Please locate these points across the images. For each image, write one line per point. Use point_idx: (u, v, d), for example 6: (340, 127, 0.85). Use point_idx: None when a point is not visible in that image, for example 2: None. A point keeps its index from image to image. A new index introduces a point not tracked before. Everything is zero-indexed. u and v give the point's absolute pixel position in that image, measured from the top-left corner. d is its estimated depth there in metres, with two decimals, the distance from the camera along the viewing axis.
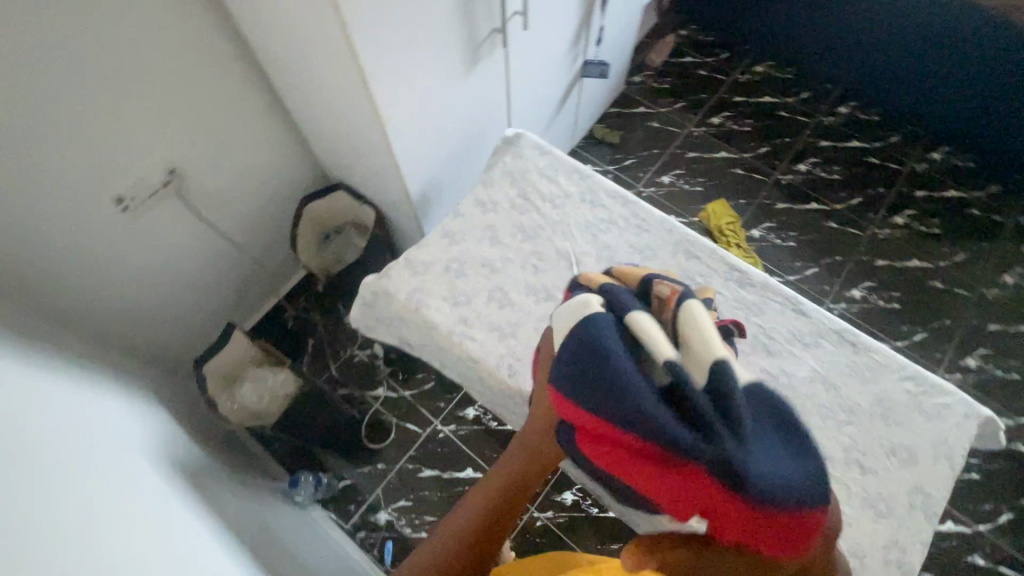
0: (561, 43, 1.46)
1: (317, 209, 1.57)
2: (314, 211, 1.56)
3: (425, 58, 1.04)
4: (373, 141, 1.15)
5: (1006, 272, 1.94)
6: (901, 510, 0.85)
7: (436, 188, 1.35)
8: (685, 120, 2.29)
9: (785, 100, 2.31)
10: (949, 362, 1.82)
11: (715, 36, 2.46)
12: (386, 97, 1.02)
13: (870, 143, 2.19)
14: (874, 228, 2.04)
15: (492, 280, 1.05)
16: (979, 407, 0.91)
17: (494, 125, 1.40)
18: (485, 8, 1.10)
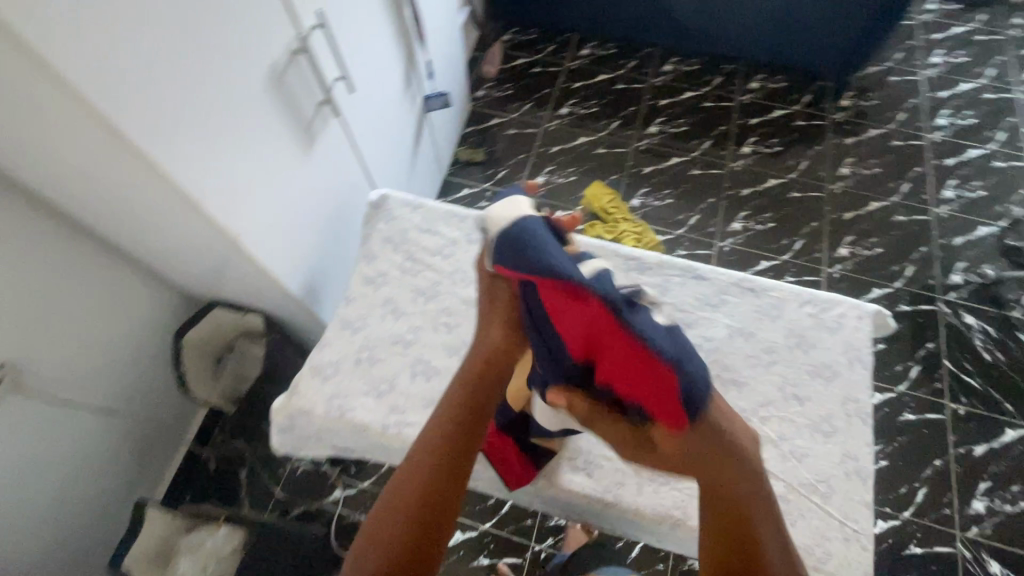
0: (394, 89, 1.43)
1: (197, 342, 1.39)
2: (195, 345, 1.39)
3: (256, 157, 0.96)
4: (232, 258, 1.05)
5: (843, 165, 2.20)
6: (843, 424, 0.92)
7: (319, 275, 1.26)
8: (538, 119, 2.36)
9: (618, 73, 2.45)
10: (829, 256, 2.02)
11: (537, 33, 2.57)
12: (230, 213, 0.93)
13: (700, 90, 2.39)
14: (730, 163, 2.23)
15: (409, 354, 1.00)
16: (868, 306, 1.02)
17: (356, 191, 1.34)
18: (302, 86, 1.05)
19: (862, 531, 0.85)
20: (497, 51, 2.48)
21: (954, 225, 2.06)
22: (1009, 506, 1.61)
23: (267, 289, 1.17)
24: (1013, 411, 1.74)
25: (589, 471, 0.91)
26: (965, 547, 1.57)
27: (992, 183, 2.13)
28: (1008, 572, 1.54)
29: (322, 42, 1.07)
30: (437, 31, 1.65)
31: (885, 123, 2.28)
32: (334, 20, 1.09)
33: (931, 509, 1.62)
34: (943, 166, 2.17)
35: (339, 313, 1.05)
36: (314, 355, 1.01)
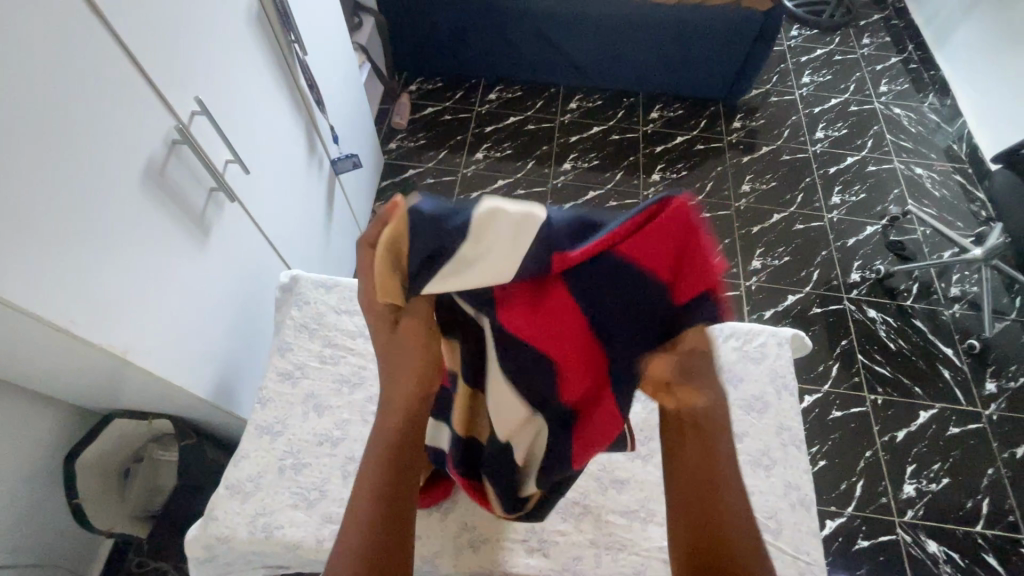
0: (296, 160, 1.37)
1: (93, 459, 1.20)
2: (91, 463, 1.19)
3: (140, 263, 0.87)
4: (119, 374, 0.92)
5: (744, 182, 2.35)
6: (778, 455, 0.95)
7: (232, 369, 1.16)
8: (454, 165, 2.36)
9: (527, 113, 2.52)
10: (744, 270, 2.14)
11: (443, 81, 2.60)
12: (109, 329, 0.82)
13: (606, 124, 2.49)
14: (643, 190, 2.32)
15: (339, 453, 0.94)
16: (784, 332, 1.07)
17: (263, 271, 1.26)
18: (187, 176, 0.96)
19: (813, 562, 0.86)
20: (405, 102, 2.48)
21: (845, 227, 2.25)
22: (935, 485, 1.74)
23: (171, 397, 1.05)
24: (924, 394, 1.89)
25: (543, 550, 0.88)
26: (905, 531, 1.67)
27: (870, 186, 2.36)
28: (945, 549, 1.64)
29: (207, 126, 0.99)
30: (338, 94, 1.62)
31: (773, 140, 2.48)
32: (219, 102, 1.03)
33: (869, 500, 1.71)
34: (827, 175, 2.38)
35: (256, 418, 0.96)
36: (232, 471, 0.92)
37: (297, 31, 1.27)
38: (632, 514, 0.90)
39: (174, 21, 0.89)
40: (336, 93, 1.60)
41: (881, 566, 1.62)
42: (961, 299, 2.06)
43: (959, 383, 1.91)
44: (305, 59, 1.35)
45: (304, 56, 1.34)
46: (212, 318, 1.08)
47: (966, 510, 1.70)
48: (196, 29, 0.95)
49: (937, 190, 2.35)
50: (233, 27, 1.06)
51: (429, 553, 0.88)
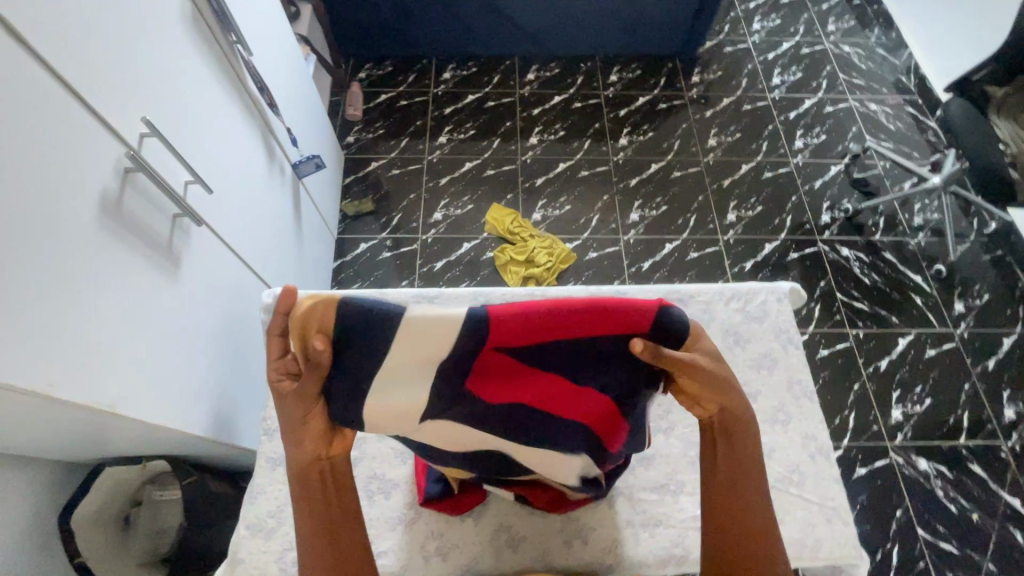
0: (257, 170, 1.29)
1: (92, 511, 1.11)
2: (90, 516, 1.11)
3: (115, 310, 0.80)
4: (107, 427, 0.86)
5: (710, 136, 2.35)
6: (792, 409, 0.98)
7: (227, 401, 1.11)
8: (418, 152, 2.28)
9: (485, 89, 2.43)
10: (721, 224, 2.15)
11: (393, 65, 2.48)
12: (93, 384, 0.75)
13: (567, 93, 2.44)
14: (613, 156, 2.29)
15: (359, 473, 0.93)
16: (782, 286, 1.08)
17: (242, 293, 1.19)
18: (147, 205, 0.89)
19: (838, 506, 0.91)
20: (357, 90, 2.35)
21: (811, 170, 2.29)
22: (919, 406, 1.83)
23: (168, 441, 0.99)
24: (901, 322, 1.97)
25: (581, 537, 0.89)
26: (897, 454, 1.76)
27: (830, 126, 2.39)
28: (934, 465, 1.74)
29: (159, 148, 0.91)
30: (289, 94, 1.52)
31: (733, 91, 2.47)
32: (166, 119, 0.94)
33: (862, 430, 1.79)
34: (789, 120, 2.40)
35: (266, 452, 0.94)
36: (250, 509, 0.90)
37: (238, 31, 1.17)
38: (661, 488, 0.93)
39: (101, 35, 0.80)
40: (287, 92, 1.51)
41: (879, 490, 1.71)
42: (925, 226, 2.14)
43: (931, 308, 2.00)
44: (251, 60, 1.26)
45: (249, 57, 1.25)
46: (198, 352, 1.02)
47: (949, 425, 1.80)
48: (127, 42, 0.85)
49: (892, 124, 2.40)
50: (167, 35, 0.96)
51: (468, 559, 0.88)
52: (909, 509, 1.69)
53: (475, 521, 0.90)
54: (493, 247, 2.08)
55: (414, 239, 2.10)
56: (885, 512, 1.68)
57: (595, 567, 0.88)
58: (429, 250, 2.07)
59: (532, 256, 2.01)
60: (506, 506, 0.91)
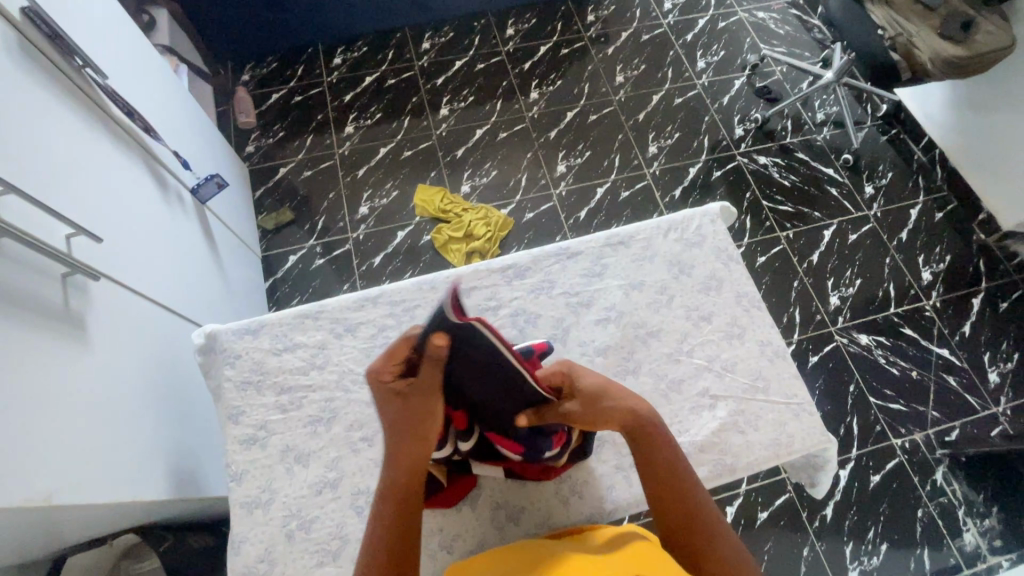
0: (149, 205, 1.17)
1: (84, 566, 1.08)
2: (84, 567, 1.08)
3: (21, 393, 0.71)
4: (51, 520, 0.78)
5: (617, 73, 2.34)
6: (745, 321, 1.03)
7: (183, 455, 1.03)
8: (326, 148, 2.15)
9: (382, 68, 2.30)
10: (645, 157, 2.18)
11: (276, 60, 2.30)
12: (18, 481, 0.67)
13: (467, 56, 2.35)
14: (528, 112, 2.25)
15: (343, 493, 0.88)
16: (713, 207, 1.11)
17: (170, 340, 1.10)
18: (26, 272, 0.78)
19: (802, 400, 0.97)
20: (244, 95, 2.17)
21: (717, 88, 2.34)
22: (851, 288, 1.97)
23: (128, 513, 0.92)
24: (822, 216, 2.09)
25: (577, 493, 0.91)
26: (841, 335, 1.90)
27: (726, 42, 2.44)
28: (874, 338, 1.90)
29: (23, 205, 0.80)
30: (165, 113, 1.37)
31: (629, 24, 2.46)
32: (21, 172, 0.82)
33: (808, 322, 1.92)
34: (687, 43, 2.43)
35: (239, 498, 0.88)
36: (238, 560, 0.85)
37: (82, 53, 1.03)
38: None
39: None
40: (162, 111, 1.36)
41: (831, 372, 1.85)
42: (827, 121, 2.25)
43: (845, 196, 2.13)
44: (107, 84, 1.11)
45: (104, 81, 1.11)
46: (137, 412, 0.94)
47: (879, 299, 1.96)
48: None
49: (781, 29, 2.48)
50: None
51: (475, 544, 0.88)
52: (860, 382, 1.84)
53: (472, 507, 0.90)
54: (429, 229, 2.01)
55: (345, 239, 2.00)
56: (840, 391, 1.82)
57: (596, 517, 0.91)
58: (363, 247, 1.99)
59: (470, 230, 1.97)
60: (500, 485, 0.91)
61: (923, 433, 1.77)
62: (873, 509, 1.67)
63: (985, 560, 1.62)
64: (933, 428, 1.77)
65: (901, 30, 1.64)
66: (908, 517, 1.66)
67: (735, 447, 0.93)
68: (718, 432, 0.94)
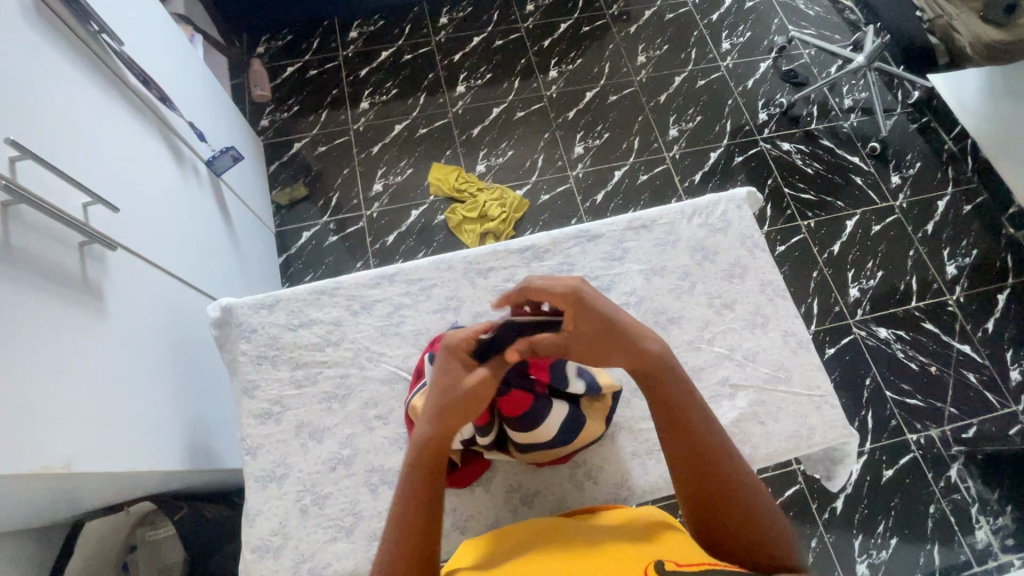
0: (165, 176, 1.16)
1: (100, 534, 1.09)
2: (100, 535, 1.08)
3: (39, 362, 0.71)
4: (68, 488, 0.79)
5: (639, 53, 2.28)
6: (769, 310, 1.01)
7: (198, 427, 1.04)
8: (341, 124, 2.12)
9: (398, 43, 2.26)
10: (664, 141, 2.13)
11: (291, 32, 2.26)
12: (36, 449, 0.67)
13: (484, 32, 2.29)
14: (546, 91, 2.20)
15: (357, 470, 0.88)
16: (740, 193, 1.08)
17: (186, 314, 1.10)
18: (44, 240, 0.78)
19: (825, 392, 0.95)
20: (259, 68, 2.14)
21: (742, 71, 2.26)
22: (873, 281, 1.93)
23: (144, 483, 0.93)
24: (846, 205, 2.04)
25: (592, 478, 0.91)
26: (859, 328, 1.87)
27: (753, 23, 2.35)
28: (893, 331, 1.86)
29: (41, 173, 0.79)
30: (181, 84, 1.35)
31: (652, 2, 2.38)
32: (38, 137, 0.81)
33: (826, 314, 1.89)
34: (712, 23, 2.34)
35: (253, 471, 0.89)
36: (253, 532, 0.86)
37: (98, 18, 1.01)
38: None
39: None
40: (178, 81, 1.34)
41: (848, 365, 1.82)
42: (855, 107, 2.18)
43: (870, 185, 2.07)
44: (124, 51, 1.09)
45: (120, 47, 1.09)
46: (152, 384, 0.94)
47: (901, 292, 1.91)
48: None
49: (811, 9, 2.38)
50: (11, 35, 0.82)
51: (488, 525, 0.88)
52: (877, 376, 1.81)
53: (486, 488, 0.89)
54: (443, 209, 1.99)
55: (359, 216, 1.98)
56: (856, 384, 1.79)
57: (611, 502, 0.90)
58: (377, 226, 1.97)
59: (484, 211, 1.95)
60: (514, 467, 0.91)
61: (939, 430, 1.74)
62: (884, 503, 1.65)
63: (996, 558, 1.60)
64: (949, 424, 1.75)
65: (940, 11, 1.52)
66: (919, 512, 1.65)
67: (754, 438, 0.92)
68: (737, 421, 0.93)
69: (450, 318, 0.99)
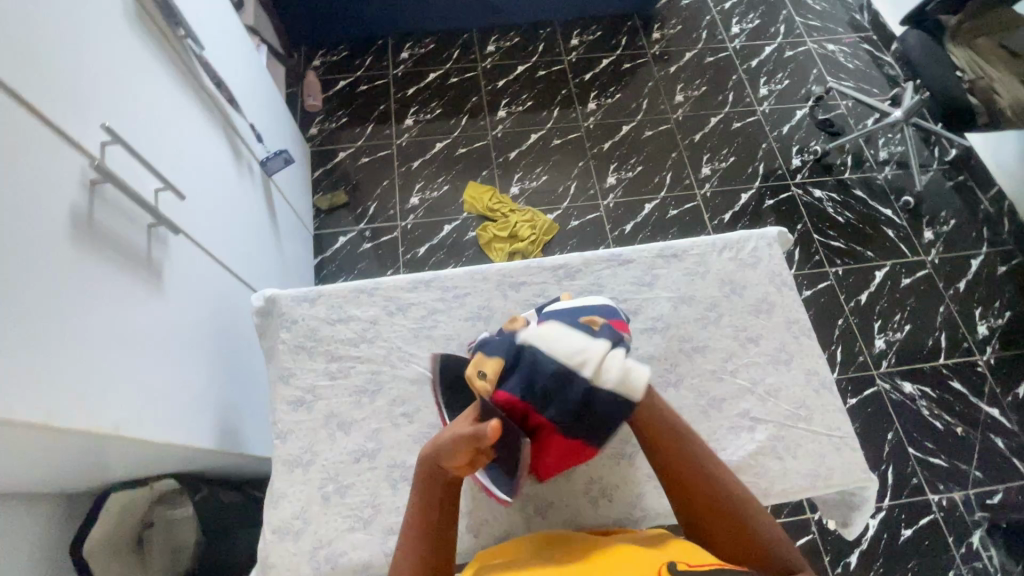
0: (225, 172, 1.23)
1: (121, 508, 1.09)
2: (124, 504, 1.09)
3: (103, 329, 0.77)
4: (111, 451, 0.83)
5: (677, 92, 2.34)
6: (794, 347, 1.02)
7: (230, 411, 1.08)
8: (385, 138, 2.22)
9: (446, 66, 2.37)
10: (696, 178, 2.17)
11: (348, 49, 2.39)
12: (92, 409, 0.72)
13: (529, 62, 2.39)
14: (583, 122, 2.27)
15: (380, 464, 0.91)
16: (772, 231, 1.10)
17: (229, 302, 1.15)
18: (119, 217, 0.84)
19: (846, 434, 0.95)
20: (314, 80, 2.27)
21: (777, 116, 2.30)
22: (899, 333, 1.91)
23: (176, 456, 0.97)
24: (876, 255, 2.03)
25: (607, 496, 0.92)
26: (884, 380, 1.84)
27: (791, 72, 2.40)
28: (919, 387, 1.83)
29: (123, 156, 0.87)
30: (247, 88, 1.45)
31: (694, 45, 2.45)
32: (126, 126, 0.89)
33: (850, 362, 1.86)
34: (751, 69, 2.40)
35: (281, 455, 0.92)
36: (275, 514, 0.89)
37: (186, 24, 1.10)
38: None
39: (42, 36, 0.74)
40: (245, 84, 1.43)
41: (870, 417, 1.79)
42: (890, 160, 2.19)
43: (902, 238, 2.06)
44: (203, 55, 1.19)
45: (200, 51, 1.18)
46: (194, 362, 0.99)
47: (929, 348, 1.89)
48: (69, 42, 0.79)
49: (850, 62, 2.43)
50: (113, 32, 0.90)
51: (500, 531, 0.90)
52: (899, 431, 1.77)
53: (501, 496, 0.91)
54: (475, 226, 2.05)
55: (394, 226, 2.05)
56: (878, 437, 1.76)
57: (623, 522, 0.91)
58: (410, 237, 2.04)
59: (515, 231, 2.00)
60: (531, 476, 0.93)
61: (963, 493, 1.69)
62: (901, 564, 1.60)
63: None
64: (974, 488, 1.69)
65: (982, 74, 1.61)
66: None
67: (771, 472, 0.92)
68: (755, 454, 0.93)
69: (480, 327, 1.02)
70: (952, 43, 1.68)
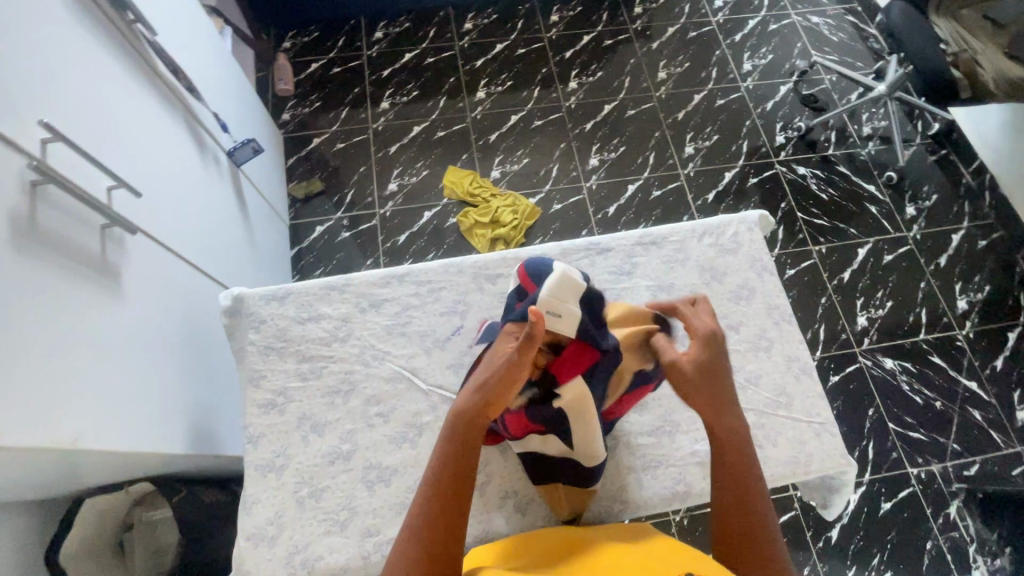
0: (187, 164, 1.18)
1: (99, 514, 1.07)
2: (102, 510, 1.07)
3: (54, 340, 0.73)
4: (74, 464, 0.81)
5: (659, 69, 2.29)
6: (774, 334, 1.01)
7: (203, 413, 1.06)
8: (361, 122, 2.15)
9: (421, 45, 2.29)
10: (679, 158, 2.13)
11: (319, 31, 2.30)
12: (48, 423, 0.69)
13: (508, 40, 2.31)
14: (565, 102, 2.21)
15: (356, 464, 0.90)
16: (752, 215, 1.09)
17: (197, 301, 1.12)
18: (68, 220, 0.80)
19: (825, 420, 0.95)
20: (284, 62, 2.18)
21: (762, 92, 2.26)
22: (881, 310, 1.92)
23: (147, 463, 0.94)
24: (859, 232, 2.03)
25: None
26: (865, 357, 1.85)
27: (775, 46, 2.35)
28: (900, 362, 1.85)
29: (68, 154, 0.82)
30: (210, 76, 1.39)
31: (676, 19, 2.39)
32: (71, 121, 0.84)
33: (833, 340, 1.87)
34: (735, 43, 2.35)
35: (254, 459, 0.90)
36: (249, 520, 0.87)
37: (134, 8, 1.04)
38: (659, 429, 0.95)
39: None
40: (206, 71, 1.37)
41: (851, 394, 1.80)
42: (874, 136, 2.17)
43: (884, 215, 2.06)
44: (157, 41, 1.13)
45: (153, 37, 1.12)
46: (161, 365, 0.96)
47: (910, 324, 1.90)
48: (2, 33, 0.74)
49: (834, 35, 2.38)
50: (50, 19, 0.84)
51: (481, 529, 0.89)
52: (880, 407, 1.79)
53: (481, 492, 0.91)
54: (455, 212, 2.01)
55: (373, 214, 2.01)
56: (859, 413, 1.78)
57: (605, 515, 0.91)
58: (389, 225, 1.99)
59: (496, 216, 1.96)
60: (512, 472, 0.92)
61: (941, 465, 1.72)
62: (879, 536, 1.63)
63: None
64: (951, 460, 1.73)
65: (965, 45, 1.58)
66: (916, 548, 1.63)
67: None
68: None
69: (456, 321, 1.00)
70: (935, 14, 1.65)
